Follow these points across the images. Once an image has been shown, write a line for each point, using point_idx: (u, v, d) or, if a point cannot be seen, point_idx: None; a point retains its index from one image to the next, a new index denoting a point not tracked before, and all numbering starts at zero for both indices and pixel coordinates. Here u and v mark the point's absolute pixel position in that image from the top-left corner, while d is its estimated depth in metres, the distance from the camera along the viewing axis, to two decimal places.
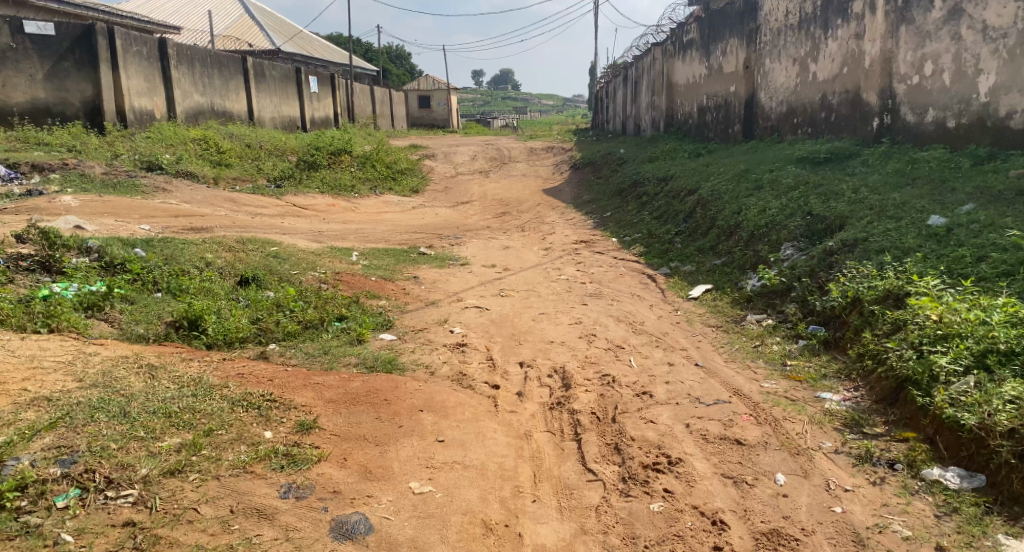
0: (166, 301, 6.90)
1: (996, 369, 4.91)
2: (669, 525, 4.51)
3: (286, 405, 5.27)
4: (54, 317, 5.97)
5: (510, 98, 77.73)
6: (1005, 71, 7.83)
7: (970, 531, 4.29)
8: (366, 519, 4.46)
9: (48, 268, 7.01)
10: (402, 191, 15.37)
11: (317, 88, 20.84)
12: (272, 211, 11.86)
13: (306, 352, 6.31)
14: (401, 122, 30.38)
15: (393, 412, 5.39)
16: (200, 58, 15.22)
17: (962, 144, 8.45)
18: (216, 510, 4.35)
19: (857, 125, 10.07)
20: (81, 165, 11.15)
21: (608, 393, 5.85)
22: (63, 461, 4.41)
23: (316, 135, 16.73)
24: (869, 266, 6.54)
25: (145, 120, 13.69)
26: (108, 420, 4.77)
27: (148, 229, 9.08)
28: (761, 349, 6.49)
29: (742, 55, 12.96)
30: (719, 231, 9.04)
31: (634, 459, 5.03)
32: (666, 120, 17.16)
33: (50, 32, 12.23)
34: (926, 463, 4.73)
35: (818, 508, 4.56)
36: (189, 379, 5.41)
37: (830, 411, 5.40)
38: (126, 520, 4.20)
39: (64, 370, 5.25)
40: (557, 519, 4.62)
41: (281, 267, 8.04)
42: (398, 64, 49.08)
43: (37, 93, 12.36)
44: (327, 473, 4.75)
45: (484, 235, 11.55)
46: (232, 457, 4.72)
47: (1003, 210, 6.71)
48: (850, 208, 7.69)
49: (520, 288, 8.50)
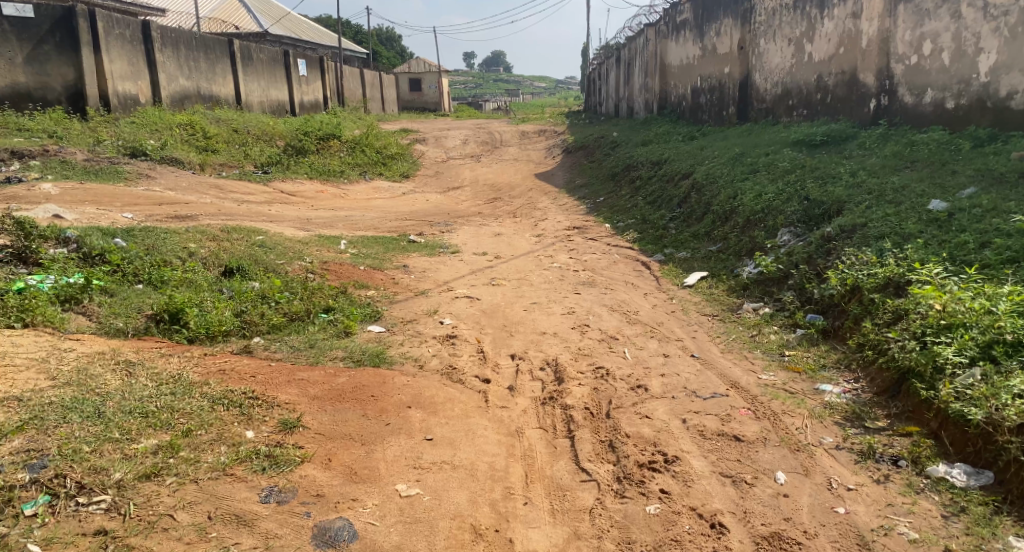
0: (147, 293, 6.68)
1: (1003, 360, 4.75)
2: (667, 529, 4.36)
3: (269, 403, 5.08)
4: (28, 311, 5.74)
5: (501, 79, 77.15)
6: (1006, 50, 7.63)
7: (979, 532, 4.15)
8: (350, 525, 4.29)
9: (23, 259, 6.76)
10: (392, 176, 15.15)
11: (306, 71, 20.48)
12: (259, 197, 11.62)
13: (292, 346, 6.11)
14: (391, 105, 30.02)
15: (381, 410, 5.21)
16: (185, 41, 14.87)
17: (961, 126, 8.26)
18: (193, 516, 4.18)
19: (853, 107, 9.86)
20: (63, 151, 10.90)
21: (603, 387, 5.68)
22: (33, 466, 4.21)
23: (305, 119, 16.46)
24: (869, 252, 6.35)
25: (129, 105, 13.38)
26: (81, 422, 4.57)
27: (130, 218, 8.85)
28: (758, 339, 6.32)
29: (736, 35, 12.72)
30: (714, 215, 8.84)
31: (629, 458, 4.87)
32: (659, 103, 16.91)
33: (30, 14, 11.91)
34: (931, 460, 4.59)
35: (821, 508, 4.42)
36: (168, 376, 5.20)
37: (831, 404, 5.24)
38: (98, 528, 4.02)
39: (36, 368, 5.02)
40: (549, 524, 4.46)
41: (266, 256, 7.81)
42: (388, 47, 48.68)
43: (16, 78, 12.07)
44: (310, 475, 4.57)
45: (475, 221, 11.35)
46: (211, 459, 4.53)
47: (1006, 194, 6.53)
48: (849, 192, 7.51)
49: (511, 277, 8.30)
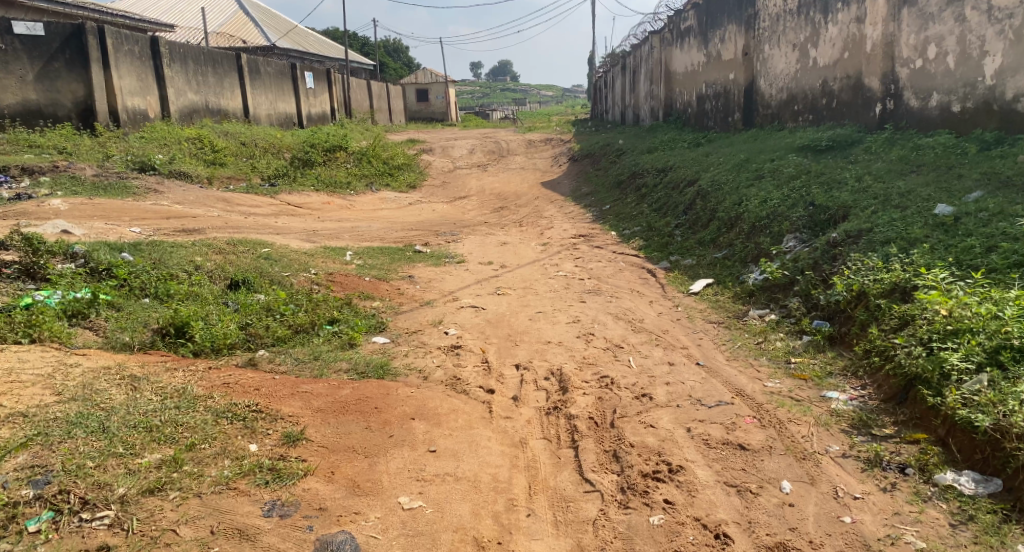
0: (154, 307, 6.68)
1: (1011, 366, 4.71)
2: (671, 540, 4.34)
3: (272, 416, 5.07)
4: (35, 326, 5.75)
5: (508, 88, 77.21)
6: (1012, 53, 7.58)
7: (987, 541, 4.12)
8: (352, 539, 4.30)
9: (32, 275, 6.79)
10: (399, 186, 15.18)
11: (314, 84, 20.55)
12: (266, 210, 11.64)
13: (297, 359, 6.11)
14: (399, 116, 30.18)
15: (384, 421, 5.20)
16: (193, 56, 14.99)
17: (968, 129, 8.20)
18: (196, 531, 4.18)
19: (859, 111, 9.81)
20: (73, 167, 10.96)
21: (607, 396, 5.66)
22: (37, 482, 4.22)
23: (311, 131, 16.51)
24: (875, 258, 6.30)
25: (138, 120, 13.47)
26: (85, 436, 4.57)
27: (138, 233, 8.90)
28: (764, 346, 6.27)
29: (741, 41, 12.68)
30: (719, 222, 8.80)
31: (633, 468, 4.85)
32: (665, 110, 16.88)
33: (40, 32, 11.99)
34: (939, 468, 4.55)
35: (827, 518, 4.39)
36: (173, 390, 5.19)
37: (837, 411, 5.20)
38: (101, 544, 4.03)
39: (43, 384, 5.02)
40: (552, 536, 4.45)
41: (272, 269, 7.82)
42: (395, 58, 48.89)
43: (27, 95, 12.13)
44: (313, 488, 4.56)
45: (481, 231, 11.34)
46: (215, 473, 4.54)
47: (1012, 198, 6.47)
48: (854, 197, 7.47)
49: (516, 286, 8.29)
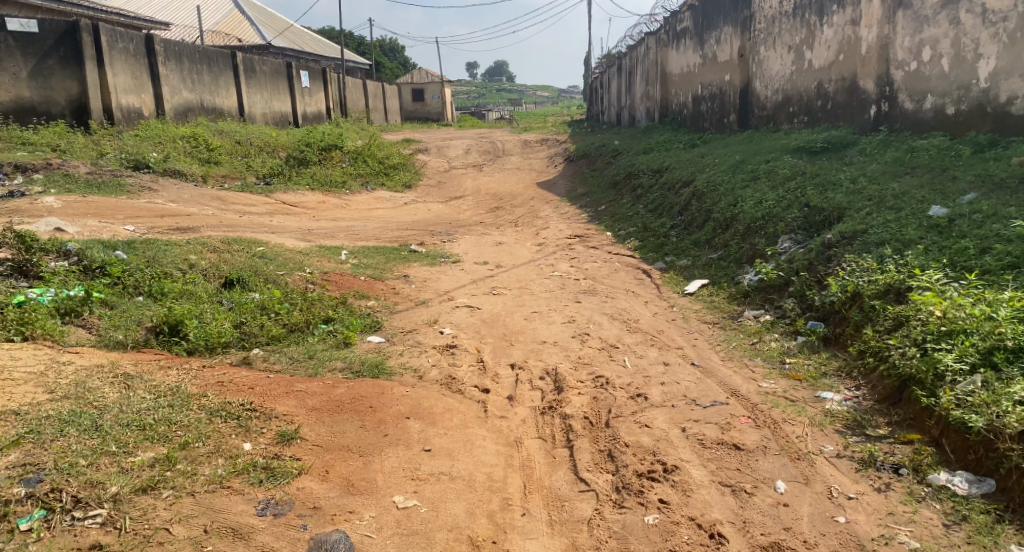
0: (147, 305, 6.64)
1: (1004, 367, 4.73)
2: (665, 540, 4.34)
3: (267, 414, 5.05)
4: (28, 325, 5.70)
5: (504, 89, 77.23)
6: (1006, 56, 7.60)
7: (981, 541, 4.14)
8: (346, 538, 4.28)
9: (24, 272, 6.74)
10: (394, 186, 15.16)
11: (309, 83, 20.52)
12: (261, 209, 11.61)
13: (291, 357, 6.09)
14: (395, 116, 30.14)
15: (379, 420, 5.19)
16: (188, 54, 14.92)
17: (962, 131, 8.22)
18: (190, 529, 4.17)
19: (854, 113, 9.82)
20: (66, 164, 10.90)
21: (602, 396, 5.66)
22: (28, 480, 4.19)
23: (306, 130, 16.48)
24: (869, 258, 6.32)
25: (132, 117, 13.42)
26: (78, 435, 4.55)
27: (132, 231, 8.87)
28: (759, 347, 6.28)
29: (737, 43, 12.72)
30: (714, 223, 8.80)
31: (627, 467, 4.85)
32: (661, 111, 16.90)
33: (34, 29, 11.92)
34: (933, 468, 4.56)
35: (821, 518, 4.40)
36: (167, 389, 5.17)
37: (832, 411, 5.21)
38: (93, 542, 4.01)
39: (35, 382, 4.98)
40: (546, 535, 4.44)
41: (267, 267, 7.80)
42: (392, 58, 48.87)
43: (20, 92, 12.04)
44: (307, 487, 4.55)
45: (477, 230, 11.32)
46: (208, 472, 4.52)
47: (1006, 200, 6.48)
48: (848, 199, 7.49)
49: (512, 286, 8.30)
